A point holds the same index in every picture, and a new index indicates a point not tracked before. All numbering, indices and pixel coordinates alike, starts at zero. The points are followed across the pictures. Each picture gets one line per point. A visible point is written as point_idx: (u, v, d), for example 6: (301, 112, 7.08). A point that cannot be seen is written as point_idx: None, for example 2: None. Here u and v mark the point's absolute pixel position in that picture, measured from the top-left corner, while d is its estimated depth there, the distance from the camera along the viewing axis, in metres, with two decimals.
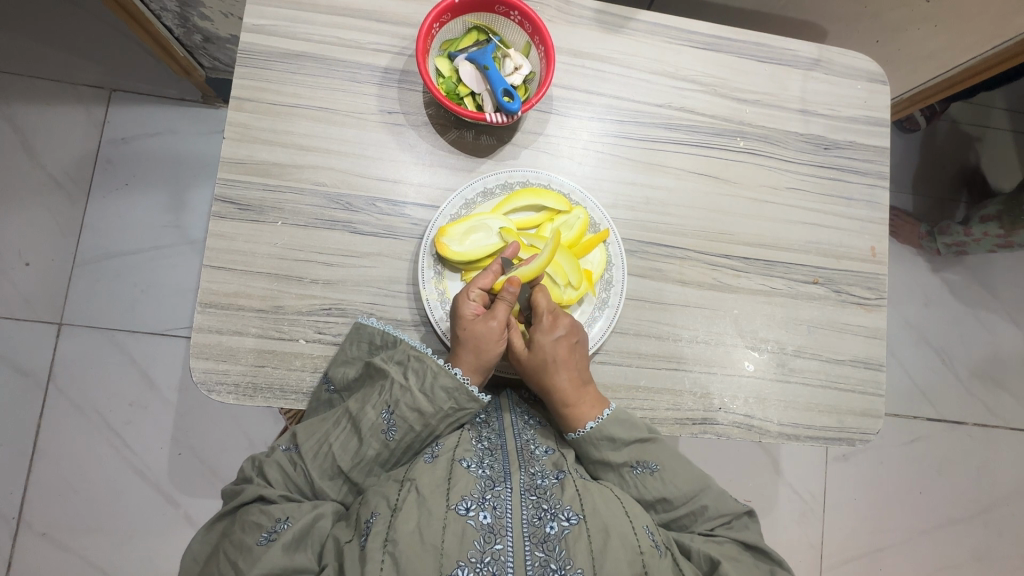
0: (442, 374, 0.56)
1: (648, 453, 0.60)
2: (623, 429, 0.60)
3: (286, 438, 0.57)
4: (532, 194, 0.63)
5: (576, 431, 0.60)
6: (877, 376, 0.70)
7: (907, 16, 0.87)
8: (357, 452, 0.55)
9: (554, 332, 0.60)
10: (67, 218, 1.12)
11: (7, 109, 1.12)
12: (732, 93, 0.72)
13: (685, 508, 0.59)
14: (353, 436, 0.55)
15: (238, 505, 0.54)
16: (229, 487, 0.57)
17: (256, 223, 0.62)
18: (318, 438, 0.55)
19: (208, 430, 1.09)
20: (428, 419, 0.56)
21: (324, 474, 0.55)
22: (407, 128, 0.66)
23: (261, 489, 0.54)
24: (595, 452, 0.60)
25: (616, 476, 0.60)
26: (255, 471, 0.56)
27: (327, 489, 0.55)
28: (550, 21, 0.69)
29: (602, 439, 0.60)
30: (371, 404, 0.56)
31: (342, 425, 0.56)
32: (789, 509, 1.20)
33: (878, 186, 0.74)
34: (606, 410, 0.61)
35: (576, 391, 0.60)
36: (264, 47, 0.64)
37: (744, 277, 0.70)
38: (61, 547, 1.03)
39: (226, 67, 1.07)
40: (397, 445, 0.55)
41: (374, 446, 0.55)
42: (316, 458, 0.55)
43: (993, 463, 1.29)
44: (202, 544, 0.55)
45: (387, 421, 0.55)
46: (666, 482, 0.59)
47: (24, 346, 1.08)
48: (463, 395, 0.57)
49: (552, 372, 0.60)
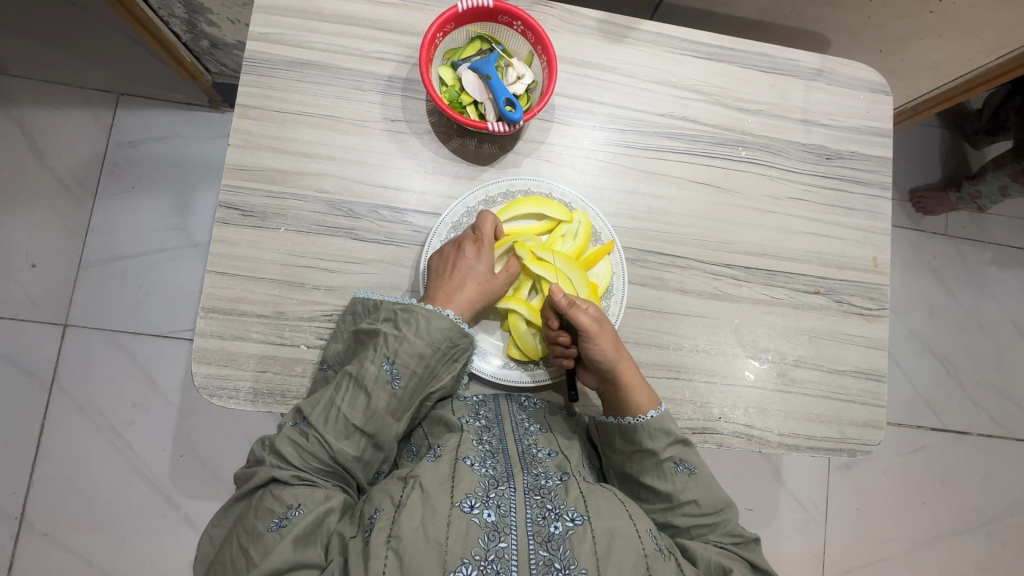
0: (436, 317, 0.57)
1: (690, 455, 0.61)
2: (674, 426, 0.62)
3: (291, 415, 0.56)
4: (534, 202, 0.63)
5: (638, 416, 0.61)
6: (877, 387, 0.70)
7: (910, 27, 0.87)
8: (367, 406, 0.55)
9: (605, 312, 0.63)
10: (73, 220, 1.13)
11: (16, 111, 1.13)
12: (735, 102, 0.72)
13: (710, 517, 0.59)
14: (360, 393, 0.55)
15: (252, 487, 0.54)
16: (241, 471, 0.57)
17: (259, 229, 0.63)
18: (325, 404, 0.55)
19: (210, 432, 1.10)
20: (429, 361, 0.57)
21: (338, 434, 0.54)
22: (410, 136, 0.66)
23: (273, 470, 0.53)
24: (648, 442, 0.60)
25: (657, 470, 0.60)
26: (266, 452, 0.55)
27: (346, 449, 0.55)
28: (553, 31, 0.69)
29: (658, 430, 0.60)
30: (369, 359, 0.55)
31: (345, 386, 0.55)
32: (790, 518, 1.20)
33: (880, 198, 0.74)
34: (662, 404, 0.62)
35: (637, 376, 0.62)
36: (270, 55, 0.65)
37: (745, 287, 0.70)
38: (63, 547, 1.04)
39: (232, 72, 1.08)
40: (404, 392, 0.56)
41: (383, 397, 0.55)
42: (328, 423, 0.54)
43: (997, 474, 1.28)
44: (218, 531, 0.55)
45: (390, 371, 0.55)
46: (701, 487, 0.60)
47: (28, 346, 1.09)
48: (457, 334, 0.58)
49: (618, 355, 0.61)
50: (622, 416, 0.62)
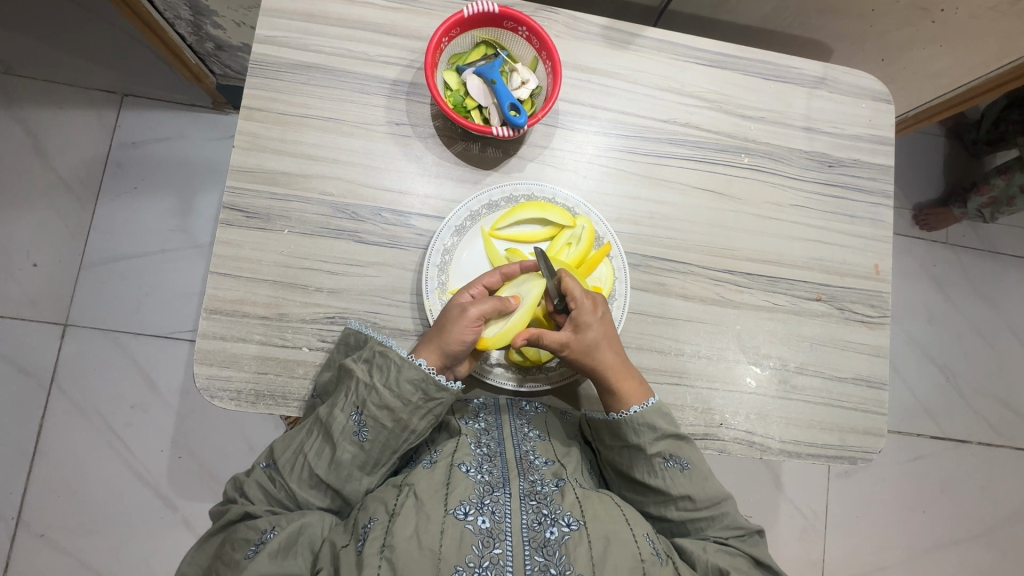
0: (407, 367, 0.55)
1: (682, 450, 0.60)
2: (664, 420, 0.60)
3: (265, 456, 0.57)
4: (537, 207, 0.64)
5: (622, 412, 0.60)
6: (878, 394, 0.70)
7: (911, 36, 0.88)
8: (332, 457, 0.54)
9: (597, 312, 0.60)
10: (75, 220, 1.13)
11: (20, 111, 1.14)
12: (738, 109, 0.73)
13: (706, 511, 0.59)
14: (327, 443, 0.55)
15: (227, 523, 0.54)
16: (216, 508, 0.57)
17: (263, 231, 0.63)
18: (294, 450, 0.56)
19: (210, 434, 1.10)
20: (399, 414, 0.55)
21: (303, 483, 0.55)
22: (414, 140, 0.66)
23: (246, 506, 0.54)
24: (633, 438, 0.60)
25: (647, 465, 0.60)
26: (238, 492, 0.56)
27: (311, 498, 0.55)
28: (557, 37, 0.70)
29: (644, 426, 0.59)
30: (339, 407, 0.55)
31: (315, 433, 0.55)
32: (790, 525, 1.20)
33: (882, 206, 0.74)
34: (653, 397, 0.61)
35: (625, 371, 0.61)
36: (276, 58, 0.65)
37: (747, 293, 0.70)
38: (59, 548, 1.03)
39: (236, 75, 1.08)
40: (372, 446, 0.55)
41: (349, 449, 0.54)
42: (293, 470, 0.55)
43: (997, 483, 1.28)
44: (192, 565, 0.54)
45: (358, 422, 0.55)
46: (694, 483, 0.59)
47: (28, 345, 1.09)
48: (432, 386, 0.55)
49: (599, 351, 0.59)
50: (610, 412, 0.61)
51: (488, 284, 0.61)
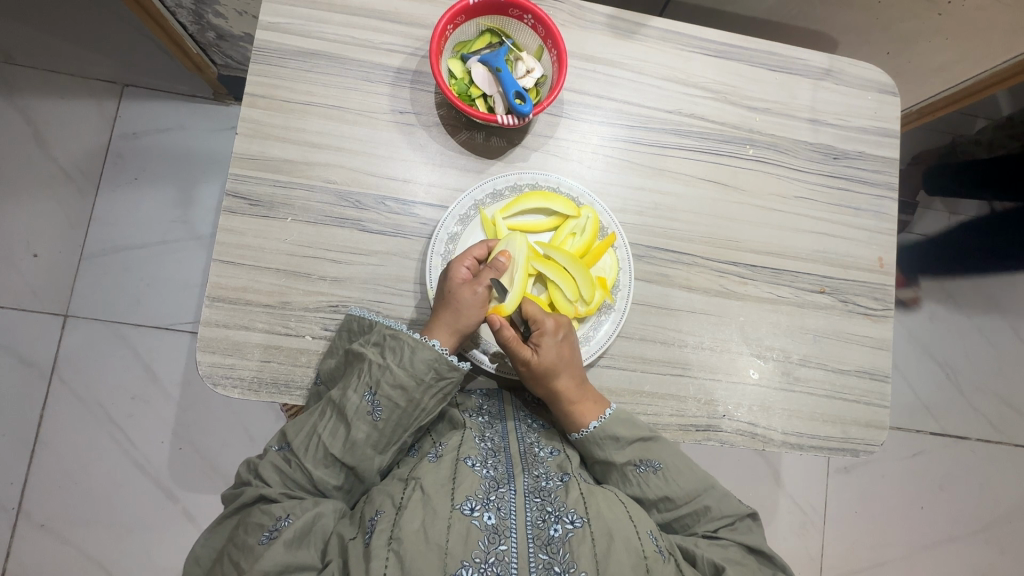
0: (421, 347, 0.55)
1: (650, 452, 0.60)
2: (626, 428, 0.60)
3: (277, 439, 0.57)
4: (542, 196, 0.63)
5: (577, 432, 0.60)
6: (880, 387, 0.70)
7: (918, 29, 0.87)
8: (347, 438, 0.54)
9: (558, 334, 0.60)
10: (76, 211, 1.13)
11: (21, 101, 1.13)
12: (744, 100, 0.72)
13: (688, 507, 0.59)
14: (341, 423, 0.54)
15: (240, 507, 0.54)
16: (227, 491, 0.56)
17: (266, 219, 0.62)
18: (308, 431, 0.55)
19: (210, 426, 1.10)
20: (412, 393, 0.55)
21: (319, 463, 0.54)
22: (418, 128, 0.66)
23: (260, 489, 0.53)
24: (601, 452, 0.60)
25: (620, 475, 0.60)
26: (253, 474, 0.55)
27: (326, 478, 0.54)
28: (562, 26, 0.69)
29: (606, 438, 0.60)
30: (351, 388, 0.55)
31: (328, 414, 0.55)
32: (789, 520, 1.20)
33: (887, 198, 0.74)
34: (608, 410, 0.61)
35: (581, 391, 0.60)
36: (279, 45, 0.65)
37: (751, 285, 0.70)
38: (61, 539, 1.03)
39: (238, 65, 1.08)
40: (386, 424, 0.55)
41: (363, 429, 0.54)
42: (309, 451, 0.54)
43: (997, 478, 1.28)
44: (206, 549, 0.54)
45: (371, 402, 0.54)
46: (670, 481, 0.59)
47: (29, 336, 1.08)
48: (444, 365, 0.56)
49: (558, 373, 0.59)
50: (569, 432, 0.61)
51: (478, 256, 0.60)
